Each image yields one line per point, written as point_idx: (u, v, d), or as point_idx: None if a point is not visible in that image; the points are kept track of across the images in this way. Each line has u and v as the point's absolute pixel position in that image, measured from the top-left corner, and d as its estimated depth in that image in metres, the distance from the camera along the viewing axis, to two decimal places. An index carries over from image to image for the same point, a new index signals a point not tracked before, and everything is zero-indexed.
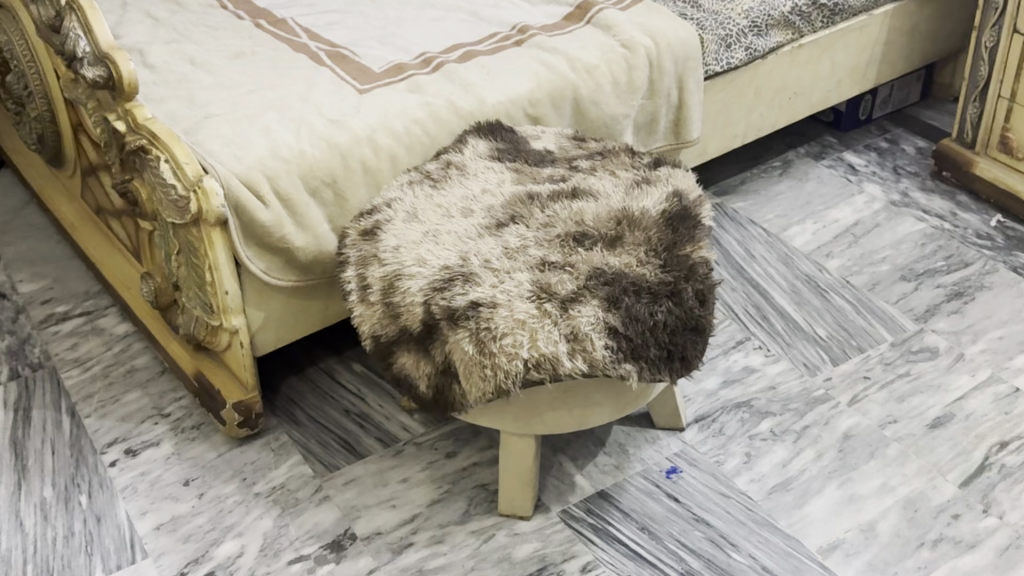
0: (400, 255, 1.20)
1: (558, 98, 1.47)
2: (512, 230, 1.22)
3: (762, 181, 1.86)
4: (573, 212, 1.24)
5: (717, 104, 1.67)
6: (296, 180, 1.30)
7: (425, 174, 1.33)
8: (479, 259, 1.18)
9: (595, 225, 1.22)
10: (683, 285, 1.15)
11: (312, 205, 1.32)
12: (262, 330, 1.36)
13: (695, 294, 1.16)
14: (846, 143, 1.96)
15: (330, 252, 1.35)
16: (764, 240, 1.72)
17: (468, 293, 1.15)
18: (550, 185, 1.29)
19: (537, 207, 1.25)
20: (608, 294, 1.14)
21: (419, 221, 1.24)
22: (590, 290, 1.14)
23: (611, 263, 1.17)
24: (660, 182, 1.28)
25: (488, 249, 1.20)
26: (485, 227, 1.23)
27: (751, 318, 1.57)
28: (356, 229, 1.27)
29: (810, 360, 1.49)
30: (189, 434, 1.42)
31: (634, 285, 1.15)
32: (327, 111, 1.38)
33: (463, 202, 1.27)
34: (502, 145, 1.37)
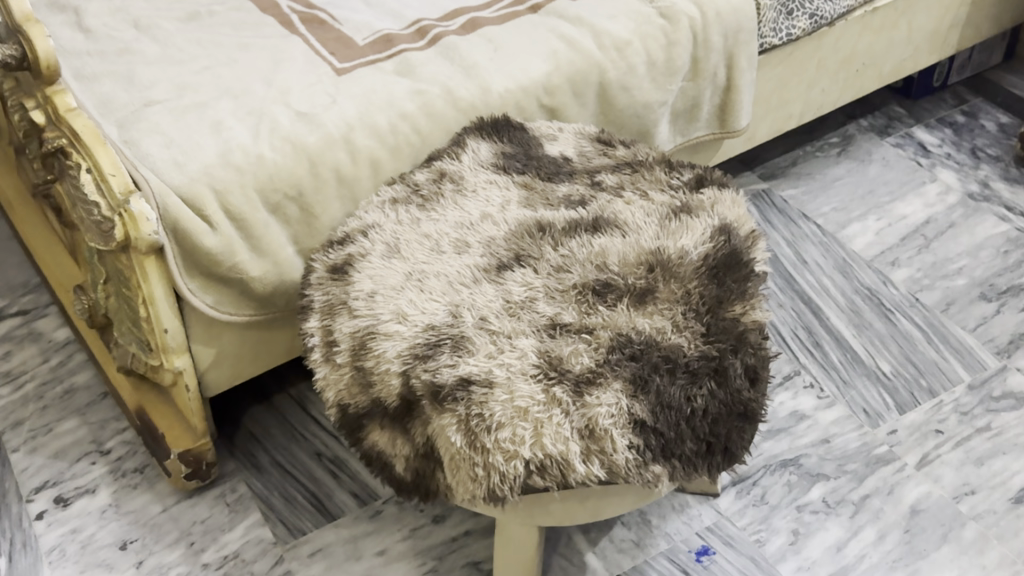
0: (376, 306, 0.96)
1: (580, 83, 1.20)
2: (515, 276, 0.97)
3: (816, 163, 1.60)
4: (592, 253, 0.99)
5: (773, 80, 1.38)
6: (250, 194, 1.05)
7: (412, 190, 1.08)
8: (474, 317, 0.94)
9: (620, 272, 0.97)
10: (730, 360, 0.92)
11: (272, 225, 1.07)
12: (213, 370, 1.12)
13: (745, 370, 0.92)
14: (916, 115, 1.69)
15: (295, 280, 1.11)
16: (817, 241, 1.47)
17: (458, 367, 0.90)
18: (565, 211, 1.04)
19: (548, 242, 1.00)
20: (634, 375, 0.89)
21: (400, 258, 1.00)
22: (612, 368, 0.90)
23: (640, 328, 0.93)
24: (703, 211, 1.03)
25: (485, 302, 0.95)
26: (482, 270, 0.98)
27: (801, 345, 1.33)
28: (323, 263, 1.02)
29: (870, 406, 1.26)
30: (130, 480, 1.20)
31: (667, 360, 0.91)
32: (294, 101, 1.12)
33: (457, 231, 1.02)
34: (509, 149, 1.11)
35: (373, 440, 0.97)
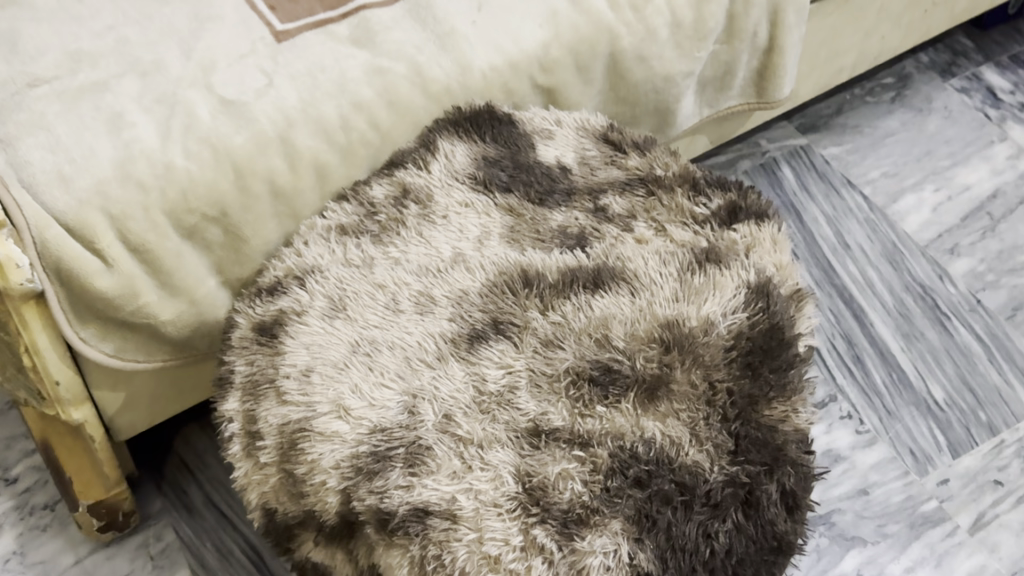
0: (311, 391, 0.75)
1: (584, 56, 0.95)
2: (491, 352, 0.76)
3: (866, 112, 1.35)
4: (591, 323, 0.77)
5: (824, 32, 1.12)
6: (157, 218, 0.81)
7: (367, 211, 0.85)
8: (437, 415, 0.73)
9: (625, 352, 0.76)
10: (764, 485, 0.71)
11: (187, 253, 0.84)
12: (125, 413, 0.92)
13: (783, 494, 0.72)
14: (986, 51, 1.43)
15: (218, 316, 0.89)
16: (863, 217, 1.24)
17: (412, 491, 0.70)
18: (558, 254, 0.81)
19: (536, 304, 0.78)
20: (638, 510, 0.69)
21: (346, 318, 0.78)
22: (611, 499, 0.69)
23: (647, 437, 0.72)
24: (735, 259, 0.81)
25: (451, 391, 0.74)
26: (449, 342, 0.76)
27: (838, 361, 1.12)
28: (247, 318, 0.80)
29: (918, 446, 1.06)
30: (38, 521, 1.01)
31: (681, 488, 0.70)
32: (217, 83, 0.87)
33: (420, 280, 0.80)
34: (493, 153, 0.88)
35: (309, 548, 0.78)
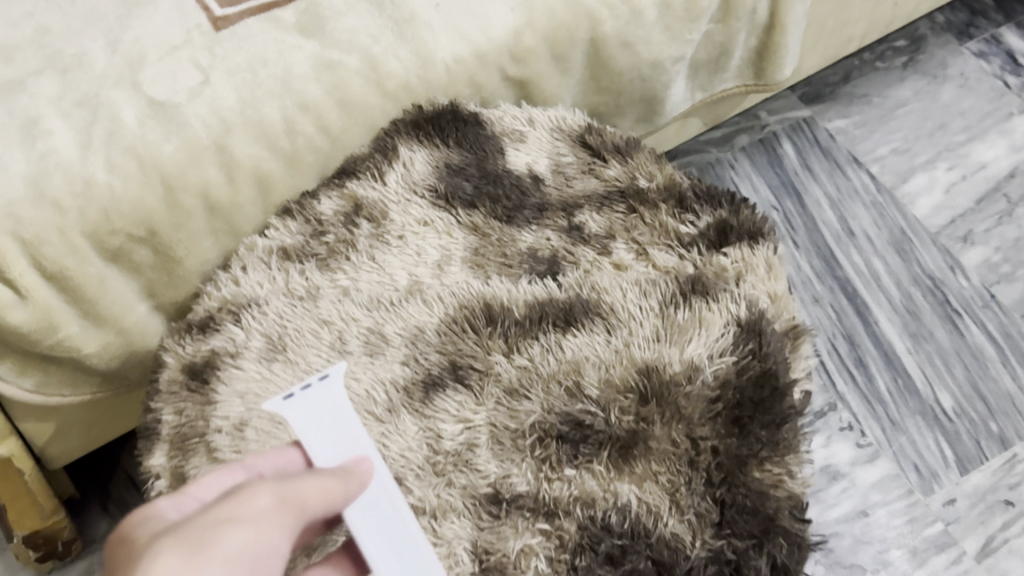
0: (243, 449, 0.66)
1: (561, 43, 0.84)
2: (448, 403, 0.67)
3: (875, 80, 1.25)
4: (561, 368, 0.68)
5: (834, 2, 1.01)
6: (77, 243, 0.71)
7: (313, 229, 0.75)
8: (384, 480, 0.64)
9: (598, 403, 0.67)
10: (754, 561, 0.63)
11: (112, 278, 0.75)
12: (57, 442, 0.84)
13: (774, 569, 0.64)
14: (1006, 10, 1.32)
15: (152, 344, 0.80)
16: (870, 201, 1.14)
17: None
18: (525, 283, 0.72)
19: (499, 345, 0.69)
20: None
21: (286, 360, 0.69)
22: None
23: (622, 505, 0.64)
24: (725, 290, 0.71)
25: (401, 451, 0.65)
26: (402, 390, 0.68)
27: (839, 365, 1.03)
28: (176, 358, 0.71)
29: (923, 461, 0.98)
30: None
31: (660, 567, 0.62)
32: (145, 81, 0.76)
33: (370, 315, 0.71)
34: (456, 159, 0.79)
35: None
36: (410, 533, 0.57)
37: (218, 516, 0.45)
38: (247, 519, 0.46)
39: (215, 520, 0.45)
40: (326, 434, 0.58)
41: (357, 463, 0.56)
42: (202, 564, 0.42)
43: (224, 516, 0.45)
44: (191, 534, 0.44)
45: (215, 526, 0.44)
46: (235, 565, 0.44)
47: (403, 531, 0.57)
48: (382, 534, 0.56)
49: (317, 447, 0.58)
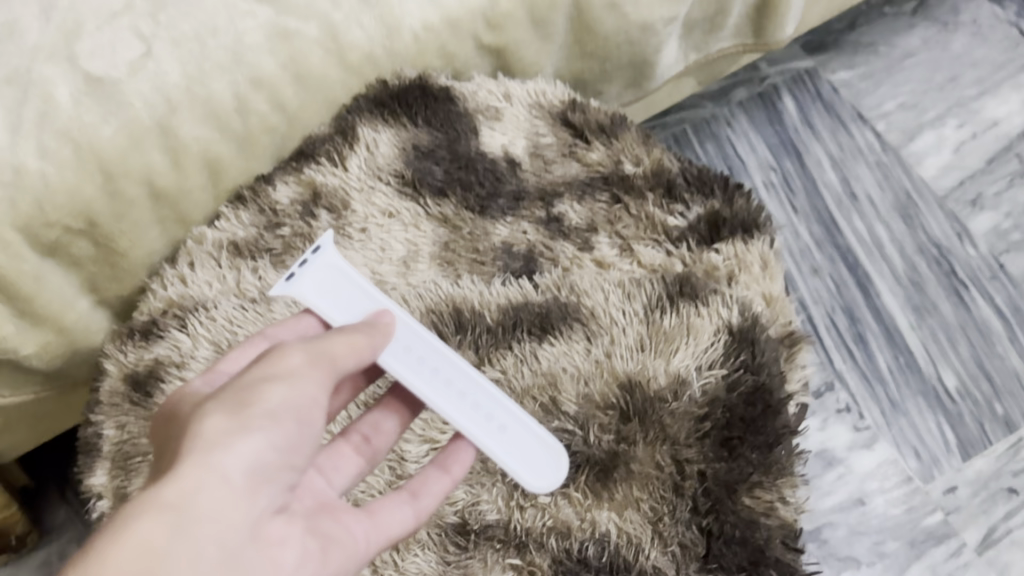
0: None
1: (542, 7, 0.77)
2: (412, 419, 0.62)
3: (882, 28, 1.17)
4: (535, 383, 0.62)
5: None
6: (6, 237, 0.62)
7: (267, 220, 0.70)
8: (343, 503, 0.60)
9: (576, 421, 0.61)
10: None
11: (49, 272, 0.66)
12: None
13: None
14: None
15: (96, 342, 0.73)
16: (874, 161, 1.08)
17: None
18: (499, 285, 0.66)
19: (469, 356, 0.63)
20: None
21: None
22: None
23: (599, 536, 0.59)
24: (716, 292, 0.65)
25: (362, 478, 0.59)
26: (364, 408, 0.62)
27: (838, 341, 0.98)
28: (118, 367, 0.66)
29: (924, 446, 0.93)
30: None
31: None
32: (82, 51, 0.63)
33: None
34: (425, 142, 0.72)
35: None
36: (459, 368, 0.55)
37: (255, 372, 0.45)
38: (281, 376, 0.44)
39: (252, 380, 0.44)
40: (338, 302, 0.55)
41: (381, 317, 0.53)
42: (248, 424, 0.42)
43: (261, 370, 0.45)
44: (231, 394, 0.44)
45: (253, 385, 0.44)
46: (280, 420, 0.43)
47: (453, 369, 0.55)
48: (432, 378, 0.55)
49: (334, 313, 0.55)
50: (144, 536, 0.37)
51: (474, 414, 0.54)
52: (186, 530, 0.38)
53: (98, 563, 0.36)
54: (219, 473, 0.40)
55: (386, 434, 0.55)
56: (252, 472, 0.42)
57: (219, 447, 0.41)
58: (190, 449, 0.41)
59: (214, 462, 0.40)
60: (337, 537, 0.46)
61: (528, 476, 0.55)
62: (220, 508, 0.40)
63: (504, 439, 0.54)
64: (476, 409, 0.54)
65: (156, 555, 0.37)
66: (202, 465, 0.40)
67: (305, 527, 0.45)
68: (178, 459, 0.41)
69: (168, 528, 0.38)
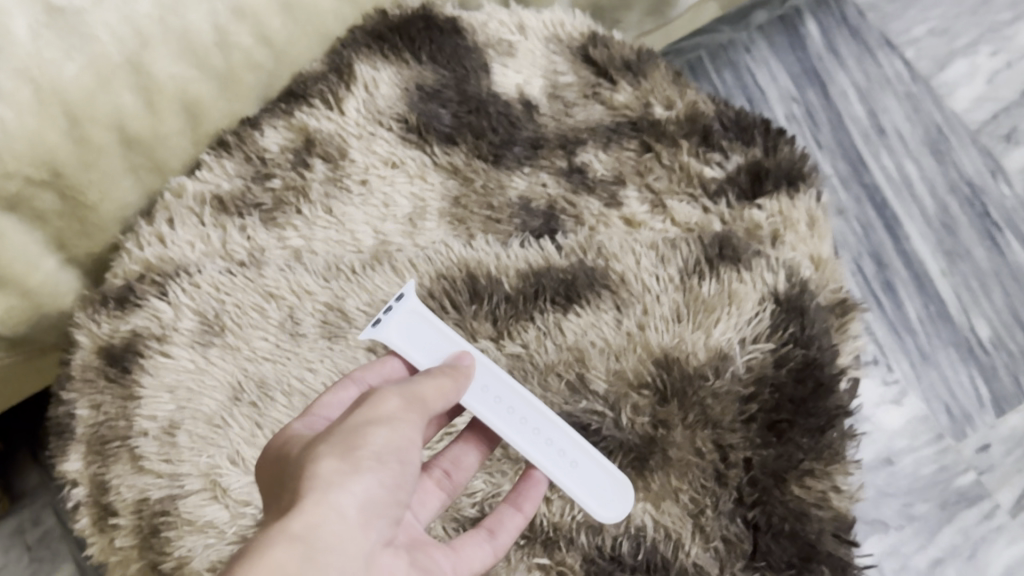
0: (175, 457, 0.55)
1: None
2: None
3: None
4: (561, 358, 0.56)
5: None
6: None
7: (255, 171, 0.64)
8: None
9: (606, 402, 0.55)
10: None
11: (12, 233, 0.57)
12: None
13: None
14: None
15: (64, 307, 0.63)
16: (903, 92, 1.00)
17: None
18: (517, 247, 0.60)
19: (486, 328, 0.57)
20: None
21: (225, 344, 0.58)
22: None
23: (633, 532, 0.53)
24: (760, 255, 0.59)
25: None
26: None
27: (864, 288, 0.92)
28: (91, 339, 0.59)
29: (956, 402, 0.87)
30: None
31: None
32: None
33: (327, 286, 0.59)
34: (431, 82, 0.66)
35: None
36: (533, 406, 0.53)
37: (356, 416, 0.42)
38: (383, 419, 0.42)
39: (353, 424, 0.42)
40: (425, 347, 0.52)
41: (462, 359, 0.51)
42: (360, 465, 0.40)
43: (363, 414, 0.42)
44: (335, 436, 0.41)
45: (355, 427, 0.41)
46: (386, 463, 0.41)
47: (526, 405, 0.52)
48: (505, 413, 0.52)
49: (418, 354, 0.52)
50: (282, 562, 0.34)
51: (546, 451, 0.52)
52: (320, 562, 0.36)
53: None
54: (339, 508, 0.38)
55: (465, 470, 0.52)
56: (369, 511, 0.39)
57: (336, 482, 0.39)
58: (306, 487, 0.38)
59: (333, 499, 0.38)
60: (435, 572, 0.44)
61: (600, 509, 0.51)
62: (343, 546, 0.37)
63: (574, 473, 0.52)
64: (549, 445, 0.52)
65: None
66: (324, 501, 0.38)
67: (408, 564, 0.43)
68: (294, 497, 0.38)
69: (304, 558, 0.35)
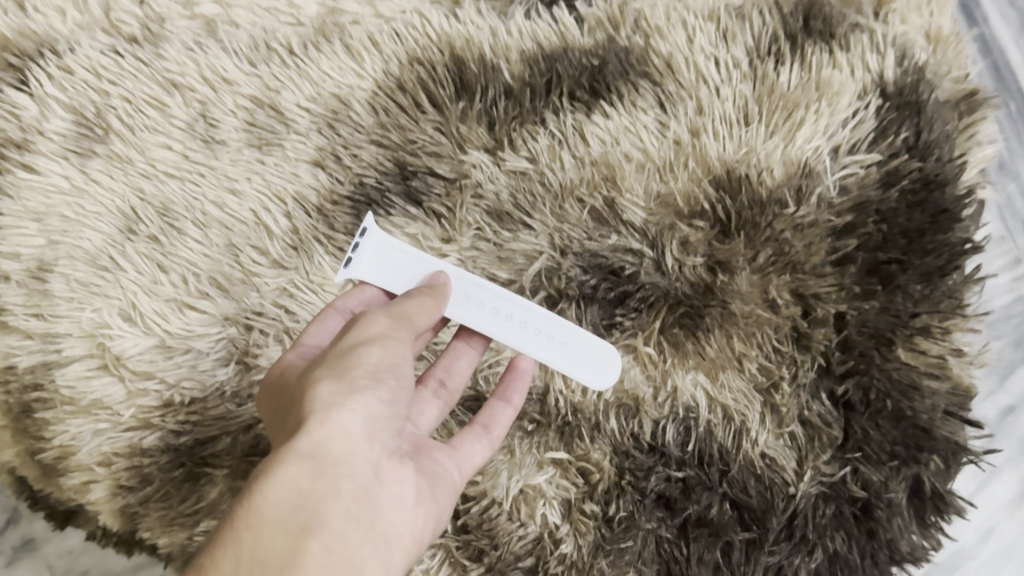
0: (48, 311, 0.40)
1: None
2: (399, 223, 0.41)
3: None
4: (583, 178, 0.41)
5: None
6: None
7: None
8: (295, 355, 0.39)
9: (645, 238, 0.40)
10: (896, 492, 0.39)
11: None
12: None
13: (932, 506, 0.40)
14: None
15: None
16: None
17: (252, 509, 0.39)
18: (522, 17, 0.43)
19: (478, 135, 0.41)
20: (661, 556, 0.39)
21: (113, 155, 0.41)
22: (619, 535, 0.39)
23: (680, 411, 0.39)
24: (860, 30, 0.42)
25: None
26: (321, 217, 0.41)
27: None
28: None
29: None
30: None
31: (736, 509, 0.39)
32: None
33: (255, 74, 0.42)
34: None
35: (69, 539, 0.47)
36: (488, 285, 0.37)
37: (348, 332, 0.31)
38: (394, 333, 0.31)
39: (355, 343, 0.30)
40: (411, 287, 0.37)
41: (434, 278, 0.36)
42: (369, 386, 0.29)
43: (356, 329, 0.31)
44: (329, 357, 0.30)
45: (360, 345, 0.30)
46: (396, 383, 0.30)
47: (485, 284, 0.37)
48: (462, 310, 0.37)
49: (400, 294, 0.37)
50: (275, 513, 0.25)
51: (530, 340, 0.37)
52: (328, 501, 0.26)
53: None
54: (344, 431, 0.27)
55: (458, 377, 0.37)
56: (382, 425, 0.29)
57: (335, 400, 0.28)
58: (296, 412, 0.28)
59: (337, 427, 0.27)
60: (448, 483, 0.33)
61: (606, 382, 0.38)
62: (357, 477, 0.27)
63: (572, 353, 0.37)
64: (531, 331, 0.37)
65: (301, 536, 0.25)
66: (329, 430, 0.27)
67: (427, 478, 0.32)
68: (285, 428, 0.28)
69: (309, 498, 0.26)
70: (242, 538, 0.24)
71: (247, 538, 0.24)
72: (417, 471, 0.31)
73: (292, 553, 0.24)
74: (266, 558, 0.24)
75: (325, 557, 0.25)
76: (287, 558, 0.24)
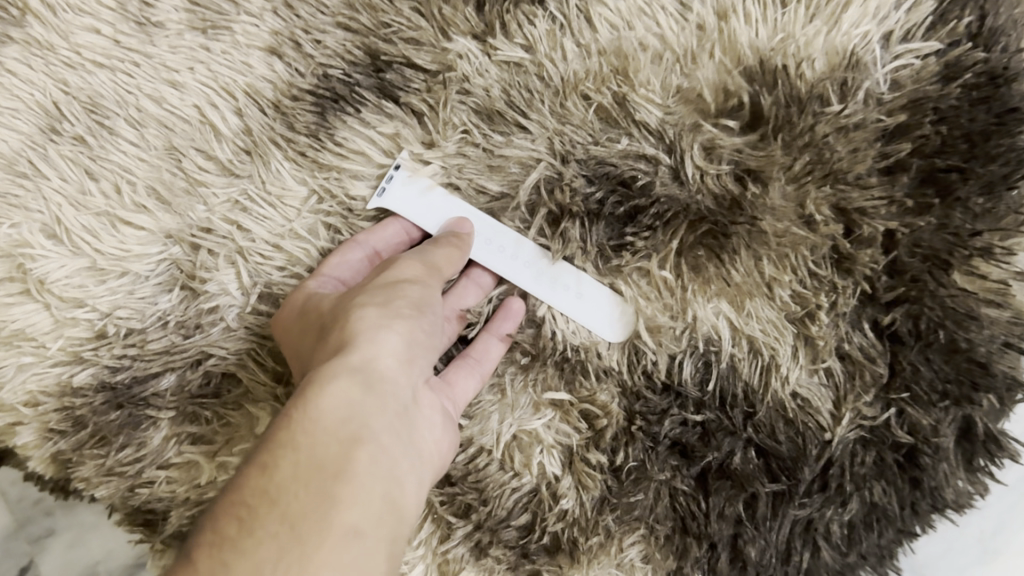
0: None
1: None
2: (373, 122, 0.35)
3: None
4: (589, 71, 0.34)
5: None
6: None
7: None
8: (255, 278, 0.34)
9: (662, 142, 0.34)
10: (947, 438, 0.33)
11: None
12: None
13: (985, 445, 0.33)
14: None
15: None
16: None
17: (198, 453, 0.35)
18: None
19: (464, 17, 0.35)
20: (674, 508, 0.34)
21: (29, 41, 0.35)
22: (625, 486, 0.34)
23: (698, 345, 0.34)
24: None
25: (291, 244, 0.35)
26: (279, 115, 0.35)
27: None
28: None
29: None
30: None
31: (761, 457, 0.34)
32: None
33: None
34: None
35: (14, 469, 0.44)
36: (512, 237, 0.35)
37: (381, 274, 0.31)
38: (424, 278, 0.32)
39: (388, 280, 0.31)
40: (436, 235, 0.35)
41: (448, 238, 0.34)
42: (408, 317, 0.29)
43: (390, 271, 0.31)
44: (368, 290, 0.30)
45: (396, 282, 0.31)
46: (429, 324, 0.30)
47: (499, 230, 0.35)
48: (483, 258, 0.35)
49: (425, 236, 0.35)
50: (331, 416, 0.25)
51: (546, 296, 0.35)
52: (377, 415, 0.26)
53: (281, 466, 0.23)
54: (387, 353, 0.27)
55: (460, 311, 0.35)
56: (419, 357, 0.29)
57: (378, 325, 0.28)
58: (336, 335, 0.28)
59: (379, 347, 0.27)
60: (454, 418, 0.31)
61: (612, 333, 0.35)
62: (400, 399, 0.27)
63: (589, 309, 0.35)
64: (526, 270, 0.35)
65: (356, 440, 0.24)
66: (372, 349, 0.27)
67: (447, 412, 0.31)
68: (320, 352, 0.28)
69: (361, 405, 0.25)
70: (297, 435, 0.24)
71: (303, 435, 0.24)
72: (444, 410, 0.31)
73: (345, 451, 0.24)
74: (323, 458, 0.24)
75: (374, 469, 0.24)
76: (344, 463, 0.24)
